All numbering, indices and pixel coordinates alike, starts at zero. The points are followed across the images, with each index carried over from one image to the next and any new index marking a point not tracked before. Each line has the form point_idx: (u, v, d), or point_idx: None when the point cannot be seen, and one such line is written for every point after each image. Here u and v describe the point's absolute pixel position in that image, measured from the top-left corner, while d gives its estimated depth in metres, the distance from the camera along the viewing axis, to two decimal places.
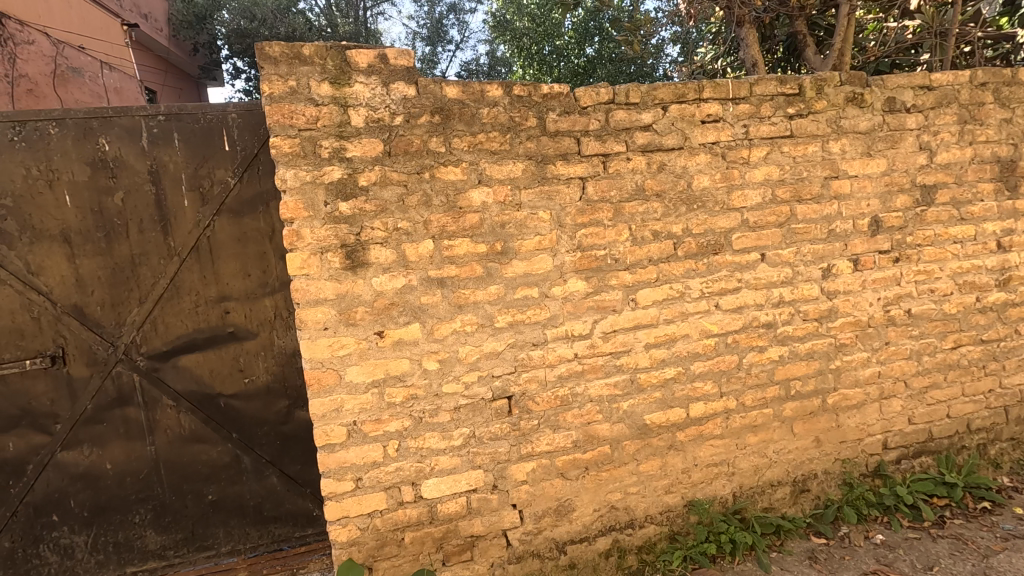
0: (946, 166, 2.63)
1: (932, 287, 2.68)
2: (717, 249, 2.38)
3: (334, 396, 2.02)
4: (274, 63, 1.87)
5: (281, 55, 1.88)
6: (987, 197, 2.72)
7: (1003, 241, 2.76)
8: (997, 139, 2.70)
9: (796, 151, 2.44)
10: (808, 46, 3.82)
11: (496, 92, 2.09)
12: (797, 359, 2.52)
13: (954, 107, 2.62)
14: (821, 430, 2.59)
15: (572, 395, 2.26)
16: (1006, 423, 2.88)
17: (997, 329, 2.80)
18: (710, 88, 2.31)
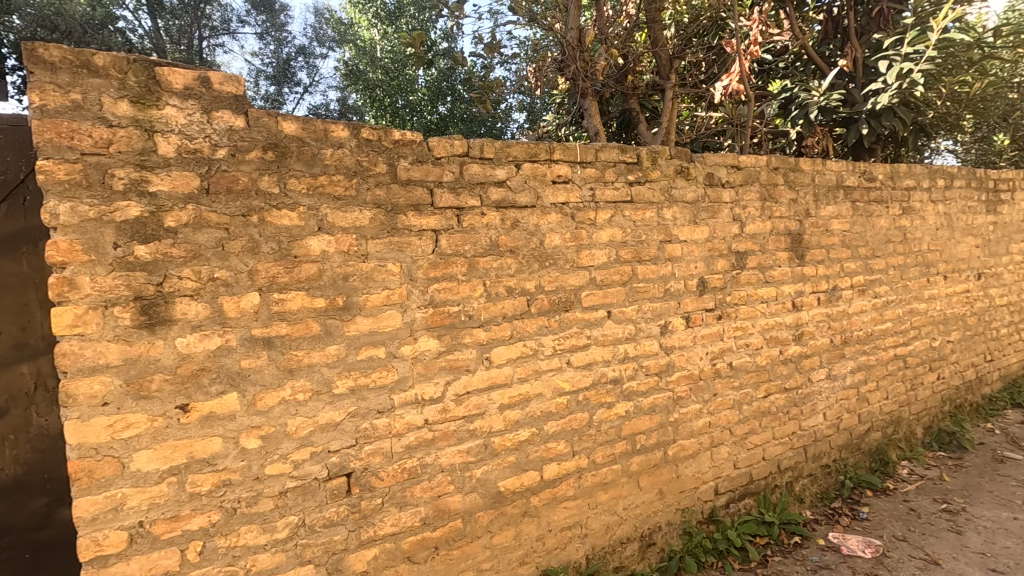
0: (753, 236, 3.02)
1: (747, 341, 2.99)
2: (568, 306, 2.40)
3: (113, 491, 1.56)
4: (51, 69, 1.49)
5: (63, 61, 1.50)
6: (783, 263, 3.15)
7: (796, 301, 3.22)
8: (787, 215, 3.17)
9: (636, 216, 2.60)
10: (640, 123, 4.26)
11: (342, 133, 1.91)
12: (641, 413, 2.61)
13: (756, 186, 3.03)
14: (664, 482, 2.68)
15: (421, 467, 2.05)
16: (805, 461, 3.26)
17: (795, 378, 3.21)
18: (560, 150, 2.38)
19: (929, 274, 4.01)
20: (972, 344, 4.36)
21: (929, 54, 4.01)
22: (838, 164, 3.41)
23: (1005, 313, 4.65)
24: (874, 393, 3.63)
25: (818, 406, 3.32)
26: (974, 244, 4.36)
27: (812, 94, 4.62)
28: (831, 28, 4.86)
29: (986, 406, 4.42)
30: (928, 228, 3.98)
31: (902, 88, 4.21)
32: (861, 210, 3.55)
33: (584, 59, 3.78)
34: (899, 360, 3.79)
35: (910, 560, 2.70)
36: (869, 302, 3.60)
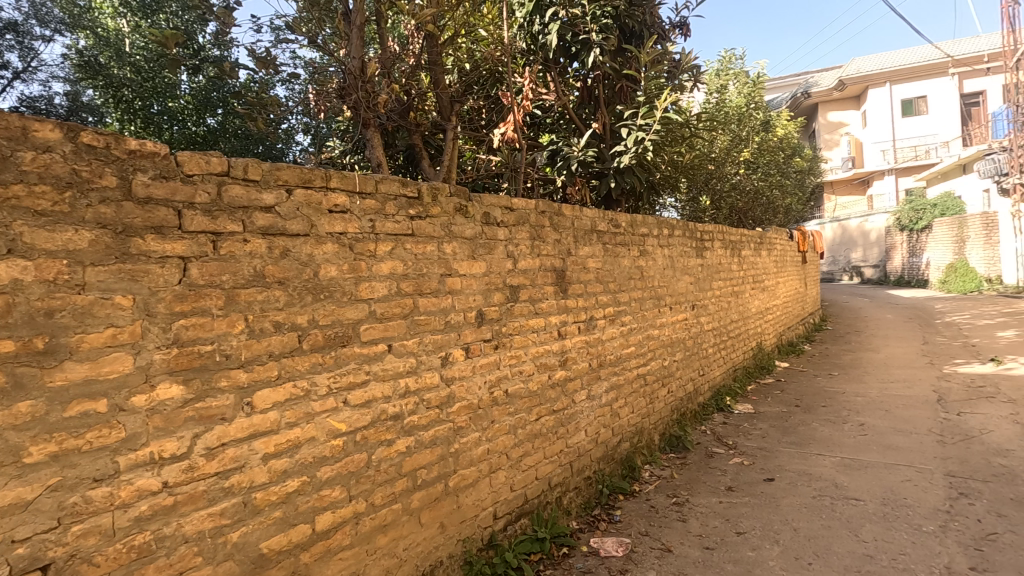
0: (525, 271, 3.29)
1: (521, 369, 3.22)
2: (345, 341, 2.29)
3: None
4: None
5: None
6: (550, 296, 3.50)
7: (561, 331, 3.58)
8: (553, 254, 3.55)
9: (417, 249, 2.63)
10: (424, 158, 4.33)
11: (51, 135, 1.55)
12: (422, 448, 2.58)
13: (527, 226, 3.33)
14: (445, 514, 2.69)
15: (156, 540, 1.70)
16: (571, 475, 3.60)
17: (561, 400, 3.55)
18: (337, 178, 2.29)
19: (659, 305, 4.86)
20: (690, 362, 5.39)
21: (655, 127, 4.97)
22: (591, 211, 3.95)
23: (711, 336, 5.88)
24: (623, 408, 4.21)
25: (580, 424, 3.72)
26: (689, 282, 5.44)
27: (573, 149, 5.33)
28: (586, 95, 5.68)
29: (701, 411, 5.48)
30: (658, 267, 4.85)
31: (637, 152, 5.11)
32: (610, 251, 4.16)
33: (367, 89, 3.72)
34: (640, 378, 4.49)
35: (651, 551, 3.14)
36: (617, 330, 4.20)
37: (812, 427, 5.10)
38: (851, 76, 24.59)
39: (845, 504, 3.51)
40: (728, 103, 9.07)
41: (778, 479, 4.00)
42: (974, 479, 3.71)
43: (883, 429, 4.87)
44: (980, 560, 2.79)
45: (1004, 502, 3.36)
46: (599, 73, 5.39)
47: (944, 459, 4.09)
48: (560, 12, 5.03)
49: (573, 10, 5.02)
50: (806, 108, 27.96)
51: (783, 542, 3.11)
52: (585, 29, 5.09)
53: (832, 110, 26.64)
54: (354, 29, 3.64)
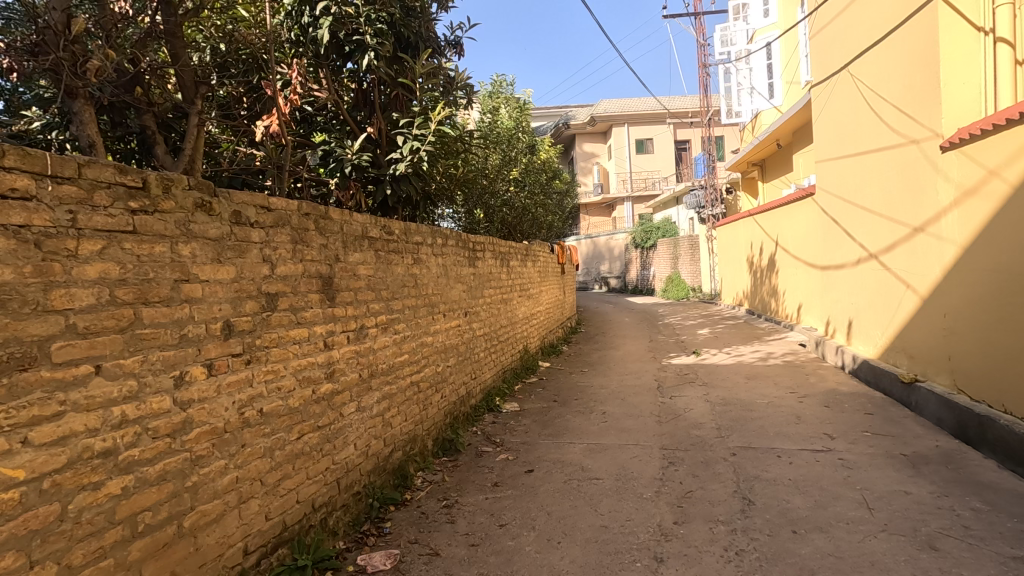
0: (284, 278, 3.03)
1: (279, 385, 2.94)
2: (26, 363, 1.80)
3: None
4: None
5: None
6: (315, 304, 3.28)
7: (327, 341, 3.39)
8: (318, 259, 3.34)
9: (142, 250, 2.21)
10: (159, 145, 3.64)
11: None
12: (145, 486, 2.16)
13: (287, 229, 3.07)
14: (178, 561, 2.29)
15: None
16: (338, 492, 3.41)
17: (327, 415, 3.34)
18: (16, 155, 1.80)
19: (433, 312, 4.97)
20: (463, 366, 5.61)
21: (430, 138, 5.05)
22: (362, 217, 3.84)
23: (482, 341, 6.23)
24: (395, 417, 4.17)
25: (349, 438, 3.56)
26: (462, 290, 5.68)
27: (347, 151, 5.11)
28: (361, 99, 5.53)
29: (473, 413, 5.74)
30: (431, 275, 4.95)
31: (413, 161, 5.13)
32: (382, 258, 4.10)
33: (76, 52, 3.04)
34: (413, 385, 4.50)
35: (419, 558, 3.15)
36: (390, 338, 4.15)
37: (566, 418, 5.76)
38: (600, 114, 28.83)
39: (588, 484, 4.03)
40: (500, 125, 9.77)
41: (537, 469, 4.40)
42: (679, 449, 4.61)
43: (619, 415, 5.75)
44: (681, 514, 3.46)
45: (698, 465, 4.25)
46: (374, 77, 5.27)
47: (659, 435, 5.00)
48: (331, 7, 4.77)
49: (346, 8, 4.82)
50: (565, 137, 31.84)
51: (538, 527, 3.42)
52: (359, 30, 4.93)
53: (586, 141, 30.84)
54: None
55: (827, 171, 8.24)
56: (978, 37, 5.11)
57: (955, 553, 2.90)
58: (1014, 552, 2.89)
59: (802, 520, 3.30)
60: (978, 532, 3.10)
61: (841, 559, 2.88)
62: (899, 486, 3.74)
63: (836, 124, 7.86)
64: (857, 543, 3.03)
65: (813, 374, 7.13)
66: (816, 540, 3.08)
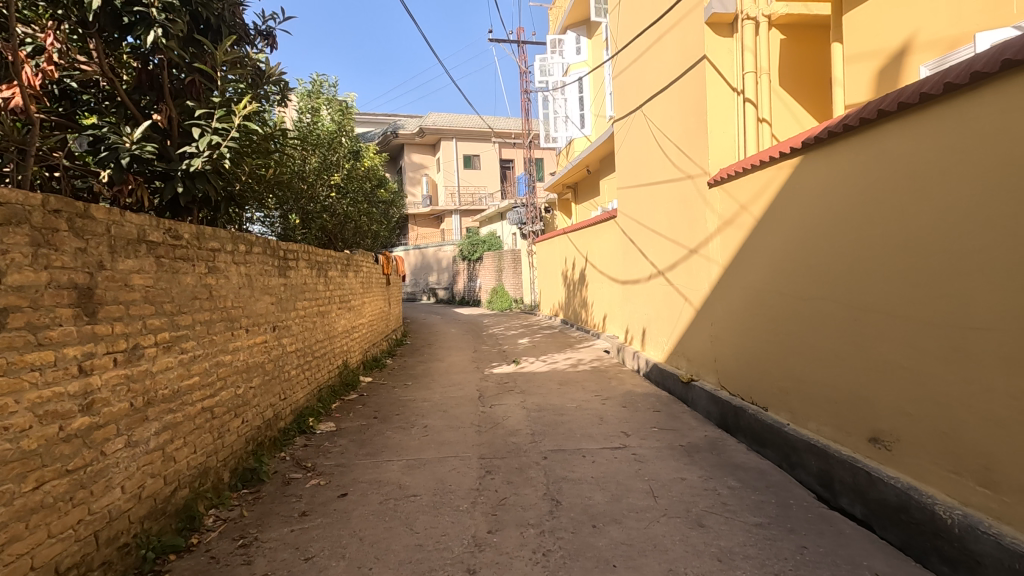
0: (19, 289, 2.43)
1: (6, 423, 2.34)
2: None
3: None
4: None
5: None
6: (65, 321, 2.69)
7: (84, 365, 2.79)
8: (73, 267, 2.75)
9: None
10: None
11: None
12: None
13: (25, 229, 2.48)
14: None
15: None
16: (96, 549, 2.81)
17: (82, 456, 2.74)
18: None
19: (233, 328, 4.43)
20: (270, 387, 5.10)
21: (233, 135, 4.52)
22: (138, 217, 3.28)
23: (294, 357, 5.73)
24: (180, 450, 3.60)
25: (114, 481, 2.96)
26: (270, 302, 5.18)
27: (123, 139, 4.26)
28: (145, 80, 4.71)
29: (281, 437, 5.24)
30: (231, 286, 4.42)
31: (212, 157, 4.53)
32: (166, 267, 3.54)
33: None
34: (205, 412, 3.95)
35: None
36: (174, 359, 3.59)
37: (386, 435, 5.57)
38: (429, 126, 29.00)
39: (405, 502, 3.92)
40: (320, 126, 9.22)
41: (351, 492, 4.17)
42: (496, 457, 4.75)
43: (440, 427, 5.74)
44: (495, 522, 3.54)
45: (512, 471, 4.41)
46: (162, 58, 4.56)
47: (478, 445, 5.10)
48: None
49: None
50: (394, 146, 31.35)
51: (349, 555, 3.22)
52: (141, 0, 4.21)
53: (415, 152, 30.72)
54: None
55: (626, 197, 9.29)
56: (734, 96, 6.24)
57: (716, 527, 3.42)
58: (756, 520, 3.51)
59: (600, 514, 3.61)
60: (733, 506, 3.71)
61: (630, 546, 3.20)
62: (678, 473, 4.32)
63: (633, 157, 8.93)
64: (644, 529, 3.40)
65: (615, 378, 7.94)
66: (612, 531, 3.39)
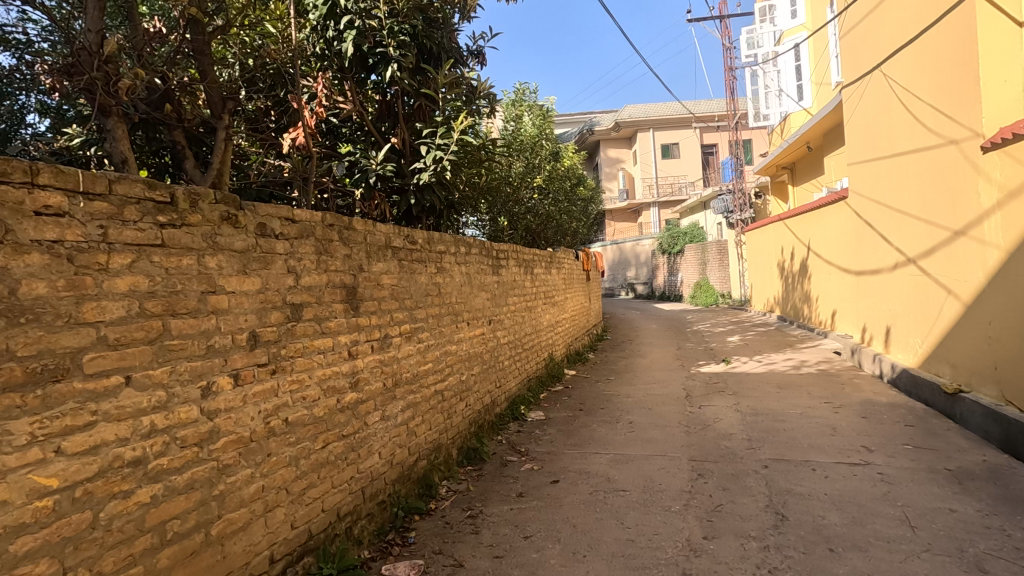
0: (309, 288, 3.06)
1: (304, 394, 2.97)
2: (60, 375, 1.84)
3: None
4: None
5: None
6: (339, 314, 3.31)
7: (351, 350, 3.41)
8: (342, 270, 3.37)
9: (169, 263, 2.25)
10: (189, 159, 3.76)
11: None
12: (174, 495, 2.21)
13: (312, 240, 3.11)
14: (204, 569, 2.33)
15: None
16: (363, 501, 3.42)
17: (352, 424, 3.36)
18: (49, 174, 1.84)
19: (457, 321, 4.98)
20: (487, 375, 5.60)
21: (453, 148, 5.05)
22: (386, 227, 3.87)
23: (506, 349, 6.20)
24: (420, 426, 4.17)
25: (373, 446, 3.57)
26: (486, 298, 5.69)
27: (371, 161, 5.12)
28: (385, 110, 5.56)
29: (497, 422, 5.72)
30: (455, 284, 4.96)
31: (436, 170, 5.13)
32: (406, 267, 4.12)
33: (108, 69, 3.10)
34: (438, 394, 4.50)
35: (443, 569, 3.13)
36: (414, 347, 4.16)
37: (591, 428, 5.69)
38: (625, 120, 28.70)
39: (614, 496, 3.96)
40: (523, 133, 9.81)
41: (562, 480, 4.34)
42: (708, 461, 4.50)
43: (646, 425, 5.65)
44: (710, 529, 3.37)
45: (727, 477, 4.13)
46: (398, 88, 5.33)
47: (688, 446, 4.89)
48: (355, 20, 4.83)
49: (369, 21, 4.89)
50: (590, 143, 31.71)
51: (563, 540, 3.37)
52: (382, 43, 4.98)
53: (610, 147, 30.67)
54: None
55: (860, 174, 7.97)
56: None
57: None
58: None
59: (838, 538, 3.17)
60: None
61: None
62: (943, 503, 3.57)
63: (869, 125, 7.62)
64: (896, 563, 2.89)
65: (849, 384, 6.87)
66: (853, 559, 2.95)
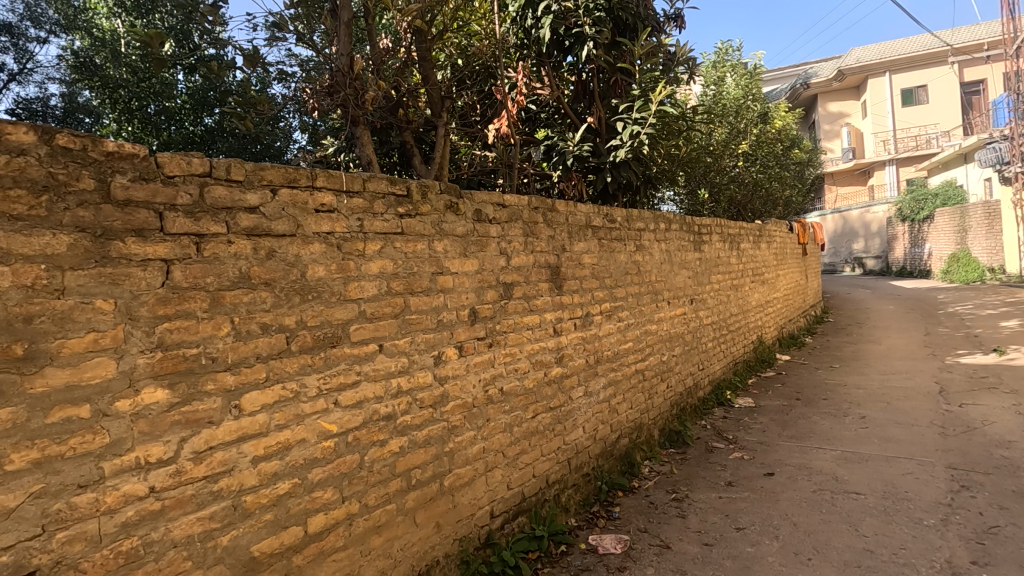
0: (518, 269, 3.26)
1: (515, 366, 3.20)
2: (335, 342, 2.26)
3: None
4: None
5: None
6: (545, 293, 3.47)
7: (557, 327, 3.56)
8: (547, 250, 3.52)
9: (407, 248, 2.59)
10: (415, 156, 4.34)
11: (24, 137, 1.52)
12: (416, 448, 2.58)
13: (520, 223, 3.30)
14: (440, 514, 2.68)
15: (144, 547, 1.68)
16: (569, 471, 3.58)
17: (558, 397, 3.52)
18: (323, 177, 2.24)
19: (657, 300, 4.84)
20: (689, 356, 5.37)
21: (651, 121, 4.87)
22: (586, 207, 3.92)
23: (710, 330, 5.85)
24: (622, 404, 4.19)
25: (577, 420, 3.69)
26: (687, 276, 5.42)
27: (568, 143, 5.21)
28: (580, 90, 5.59)
29: (701, 406, 5.46)
30: (655, 262, 4.82)
31: (633, 146, 5.02)
32: (606, 247, 4.13)
33: (355, 86, 3.67)
34: (639, 373, 4.46)
35: (650, 548, 3.12)
36: (614, 325, 4.17)
37: (812, 420, 5.09)
38: (850, 66, 24.49)
39: (845, 498, 3.49)
40: (725, 96, 9.06)
41: (778, 473, 3.98)
42: (975, 471, 3.69)
43: (884, 421, 4.85)
44: (982, 553, 2.77)
45: (1004, 494, 3.34)
46: (593, 67, 5.31)
47: (944, 451, 4.07)
48: (552, 5, 4.91)
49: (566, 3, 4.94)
50: (805, 98, 27.83)
51: (782, 538, 3.09)
52: (578, 23, 4.99)
53: (831, 100, 26.52)
54: (342, 26, 3.60)
55: None
56: None
57: None
58: None
59: None
60: None
61: None
62: None
63: None
64: None
65: None
66: None
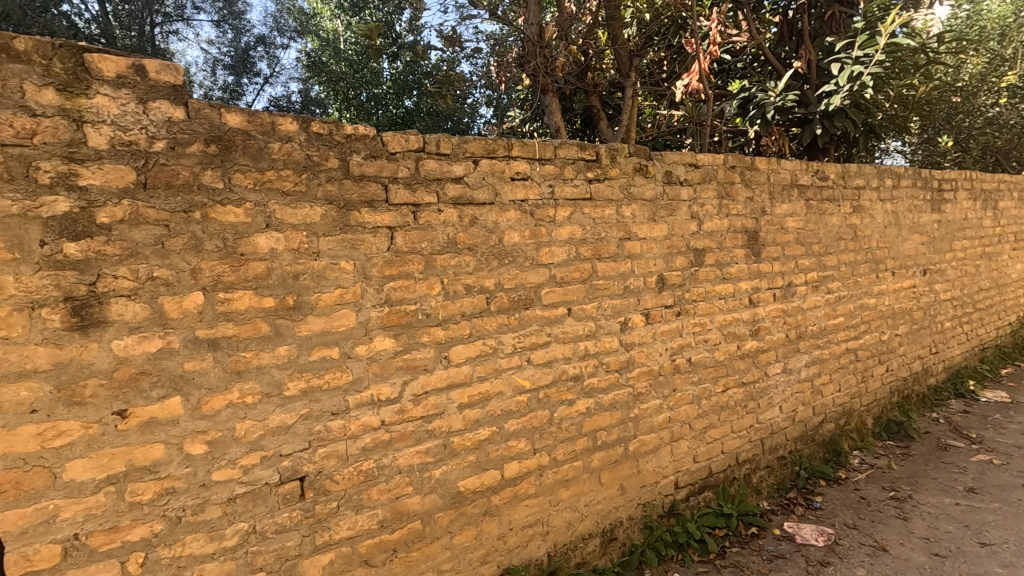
0: (711, 234, 3.06)
1: (705, 337, 3.04)
2: (528, 304, 2.38)
3: (102, 489, 1.54)
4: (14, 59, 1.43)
5: (30, 52, 1.45)
6: (740, 260, 3.21)
7: (752, 297, 3.28)
8: (744, 214, 3.23)
9: (596, 213, 2.60)
10: (602, 120, 4.35)
11: (290, 127, 1.82)
12: (602, 410, 2.63)
13: (714, 184, 3.08)
14: (624, 477, 2.71)
15: (377, 469, 2.01)
16: (762, 452, 3.34)
17: (752, 372, 3.28)
18: (518, 147, 2.34)
19: (878, 270, 4.16)
20: (919, 337, 4.55)
21: (879, 58, 4.12)
22: (792, 163, 3.49)
23: (949, 306, 4.88)
24: (827, 386, 3.74)
25: (773, 399, 3.40)
26: (921, 242, 4.55)
27: (769, 94, 4.66)
28: (786, 31, 4.92)
29: (932, 396, 4.62)
30: (877, 225, 4.14)
31: (853, 91, 4.31)
32: (814, 208, 3.65)
33: (545, 55, 3.76)
34: (851, 353, 3.93)
35: (860, 547, 2.80)
36: (822, 298, 3.71)
37: None
38: None
39: None
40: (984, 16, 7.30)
41: None
42: None
43: None
44: None
45: None
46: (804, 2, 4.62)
47: None
48: None
49: None
50: None
51: None
52: None
53: None
54: None
55: None
56: None
57: None
58: None
59: None
60: None
61: None
62: None
63: None
64: None
65: None
66: None
